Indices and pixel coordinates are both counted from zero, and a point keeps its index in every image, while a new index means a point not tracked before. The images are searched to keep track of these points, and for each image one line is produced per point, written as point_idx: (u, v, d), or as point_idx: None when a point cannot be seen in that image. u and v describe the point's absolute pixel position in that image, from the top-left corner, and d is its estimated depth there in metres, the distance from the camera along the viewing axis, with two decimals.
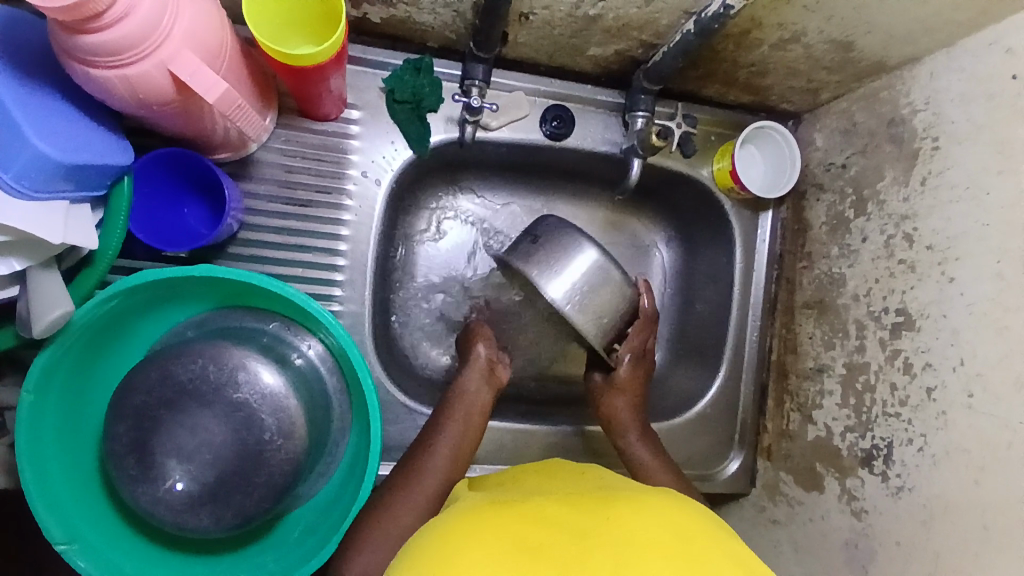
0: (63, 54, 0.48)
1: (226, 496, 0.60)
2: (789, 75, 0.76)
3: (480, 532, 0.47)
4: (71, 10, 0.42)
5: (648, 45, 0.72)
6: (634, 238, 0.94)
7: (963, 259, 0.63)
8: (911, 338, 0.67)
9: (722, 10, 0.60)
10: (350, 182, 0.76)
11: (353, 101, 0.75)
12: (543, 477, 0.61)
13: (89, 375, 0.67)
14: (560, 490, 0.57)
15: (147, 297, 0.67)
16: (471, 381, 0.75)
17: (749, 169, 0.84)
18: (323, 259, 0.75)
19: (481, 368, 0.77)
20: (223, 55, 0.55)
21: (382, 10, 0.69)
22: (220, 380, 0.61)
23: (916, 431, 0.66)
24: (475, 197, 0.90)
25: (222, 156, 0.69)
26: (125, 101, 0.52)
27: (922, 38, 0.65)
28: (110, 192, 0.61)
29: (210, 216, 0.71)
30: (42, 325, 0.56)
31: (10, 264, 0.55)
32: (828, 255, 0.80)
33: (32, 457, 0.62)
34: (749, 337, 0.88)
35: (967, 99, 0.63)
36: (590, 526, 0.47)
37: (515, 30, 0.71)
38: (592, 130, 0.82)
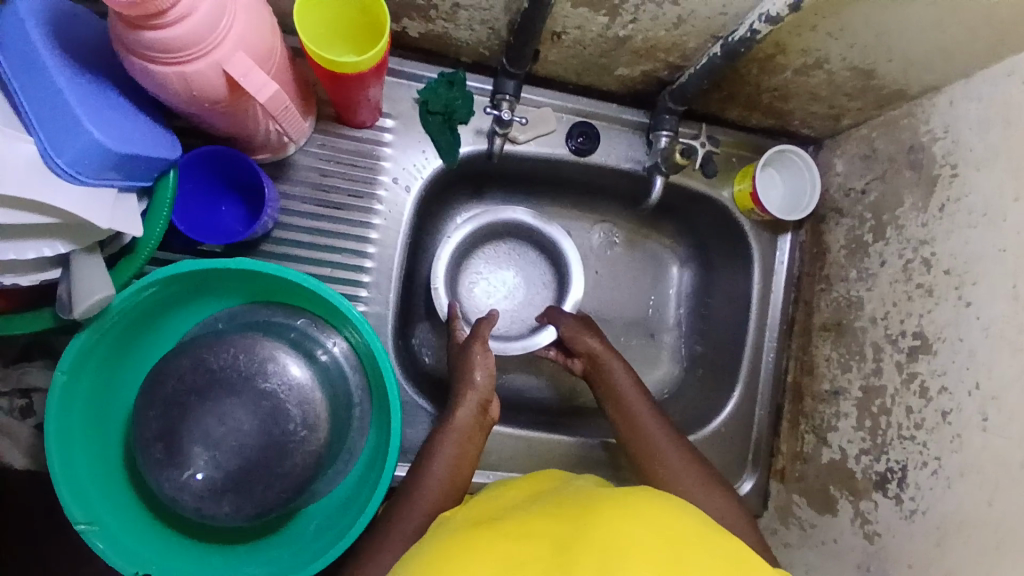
0: (124, 49, 0.51)
1: (249, 485, 0.61)
2: (811, 100, 0.78)
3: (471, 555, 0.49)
4: (137, 7, 0.45)
5: (674, 66, 0.75)
6: (654, 256, 0.96)
7: (979, 283, 0.63)
8: (927, 361, 0.68)
9: (748, 34, 0.62)
10: (381, 188, 0.78)
11: (387, 111, 0.78)
12: (535, 490, 0.63)
13: (120, 361, 0.69)
14: (549, 500, 0.58)
15: (182, 288, 0.69)
16: (465, 420, 0.74)
17: (770, 192, 0.86)
18: (351, 261, 0.77)
19: (476, 407, 0.75)
20: (273, 59, 0.58)
21: (420, 25, 0.72)
22: (250, 369, 0.63)
23: (931, 453, 0.66)
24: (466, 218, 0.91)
25: (261, 157, 0.72)
26: (179, 98, 0.55)
27: (942, 67, 0.67)
28: (155, 186, 0.64)
29: (246, 215, 0.74)
30: (83, 308, 0.59)
31: (54, 246, 0.57)
32: (846, 278, 0.81)
33: (61, 440, 0.64)
34: (765, 357, 0.88)
35: (986, 127, 0.65)
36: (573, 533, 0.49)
37: (547, 48, 0.74)
38: (616, 148, 0.84)
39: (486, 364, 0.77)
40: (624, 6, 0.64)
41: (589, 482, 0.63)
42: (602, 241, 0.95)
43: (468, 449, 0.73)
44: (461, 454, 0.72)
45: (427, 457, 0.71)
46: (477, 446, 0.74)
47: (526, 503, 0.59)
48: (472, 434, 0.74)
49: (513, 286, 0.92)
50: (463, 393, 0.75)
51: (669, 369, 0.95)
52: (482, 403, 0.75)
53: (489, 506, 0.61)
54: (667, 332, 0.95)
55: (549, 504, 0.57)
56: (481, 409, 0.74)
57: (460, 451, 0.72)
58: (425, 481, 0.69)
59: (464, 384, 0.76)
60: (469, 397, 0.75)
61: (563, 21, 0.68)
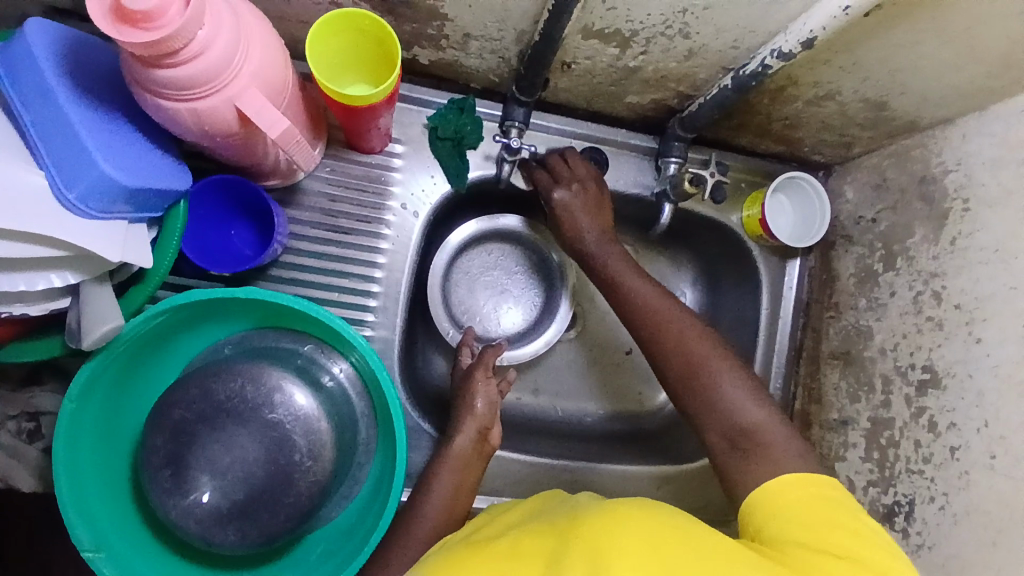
0: (138, 86, 0.51)
1: (254, 513, 0.61)
2: (822, 129, 0.78)
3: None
4: (150, 47, 0.45)
5: (684, 95, 0.75)
6: (662, 278, 0.95)
7: (991, 320, 0.63)
8: (936, 396, 0.67)
9: (759, 69, 0.62)
10: (390, 212, 0.78)
11: (397, 136, 0.79)
12: (534, 505, 0.64)
13: (128, 387, 0.70)
14: (547, 516, 0.59)
15: (191, 315, 0.70)
16: (464, 448, 0.74)
17: (779, 219, 0.86)
18: (359, 285, 0.77)
19: (475, 434, 0.75)
20: (285, 92, 0.58)
21: (431, 53, 0.73)
22: (256, 400, 0.63)
23: (938, 489, 0.65)
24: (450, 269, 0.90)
25: (271, 183, 0.72)
26: (191, 131, 0.55)
27: (956, 102, 0.66)
28: (165, 215, 0.64)
29: (255, 239, 0.74)
30: (91, 339, 0.59)
31: (64, 277, 0.58)
32: (855, 307, 0.80)
33: (70, 466, 0.64)
34: (773, 383, 0.88)
35: (999, 163, 0.64)
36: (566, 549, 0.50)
37: (557, 77, 0.74)
38: (626, 173, 0.84)
39: (488, 391, 0.77)
40: (635, 39, 0.64)
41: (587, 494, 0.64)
42: None
43: (467, 477, 0.73)
44: (461, 479, 0.72)
45: (426, 487, 0.72)
46: (477, 476, 0.73)
47: (527, 522, 0.60)
48: (470, 462, 0.73)
49: (499, 288, 0.93)
50: (462, 423, 0.75)
51: None
52: (481, 430, 0.75)
53: (490, 526, 0.62)
54: None
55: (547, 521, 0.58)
56: (480, 438, 0.74)
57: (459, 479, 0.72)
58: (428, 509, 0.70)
59: (464, 412, 0.76)
60: (468, 424, 0.75)
61: (574, 52, 0.68)
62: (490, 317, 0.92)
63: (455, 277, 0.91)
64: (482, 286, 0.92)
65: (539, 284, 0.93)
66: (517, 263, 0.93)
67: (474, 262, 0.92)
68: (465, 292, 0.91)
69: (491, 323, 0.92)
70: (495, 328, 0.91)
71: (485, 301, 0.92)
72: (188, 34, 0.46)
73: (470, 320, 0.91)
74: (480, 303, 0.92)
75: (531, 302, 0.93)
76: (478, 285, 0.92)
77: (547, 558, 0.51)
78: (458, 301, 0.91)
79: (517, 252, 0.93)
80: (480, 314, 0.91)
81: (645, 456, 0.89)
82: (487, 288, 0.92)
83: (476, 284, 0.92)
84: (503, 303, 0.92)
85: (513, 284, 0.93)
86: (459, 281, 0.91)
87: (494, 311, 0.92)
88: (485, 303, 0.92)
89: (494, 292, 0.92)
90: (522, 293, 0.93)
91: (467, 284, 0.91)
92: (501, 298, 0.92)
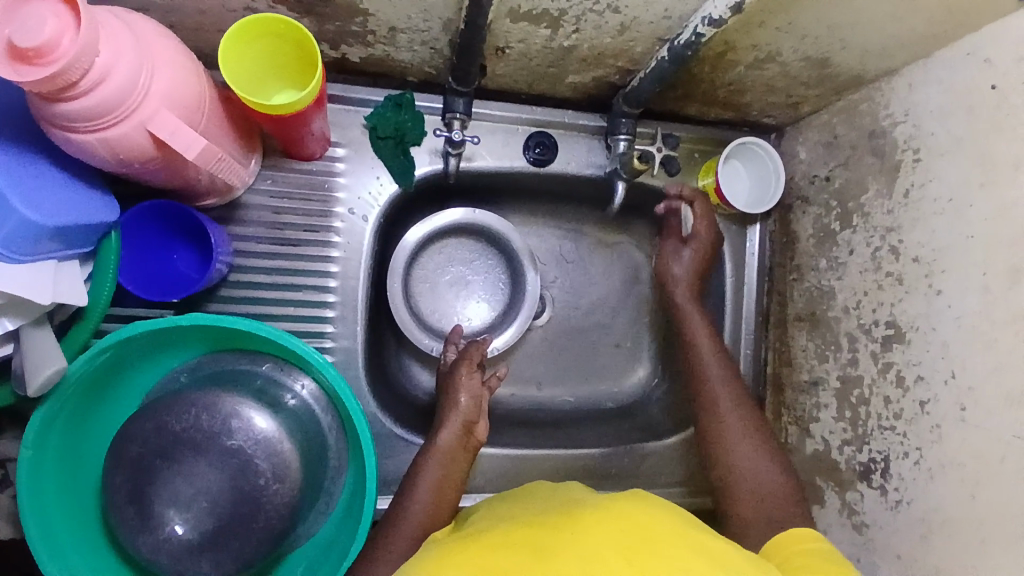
0: (43, 122, 0.49)
1: (226, 542, 0.60)
2: (768, 92, 0.76)
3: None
4: (47, 82, 0.43)
5: (625, 71, 0.73)
6: (625, 256, 0.95)
7: (949, 271, 0.63)
8: (901, 350, 0.67)
9: (693, 38, 0.60)
10: (337, 219, 0.76)
11: (337, 139, 0.76)
12: (522, 496, 0.65)
13: (88, 424, 0.68)
14: (535, 506, 0.60)
15: (141, 346, 0.68)
16: (448, 443, 0.72)
17: (734, 185, 0.85)
18: (314, 297, 0.75)
19: (459, 429, 0.73)
20: (202, 110, 0.56)
21: (360, 50, 0.70)
22: (213, 428, 0.61)
23: (911, 444, 0.66)
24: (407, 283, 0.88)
25: (209, 202, 0.69)
26: (108, 161, 0.53)
27: (897, 52, 0.65)
28: (98, 247, 0.62)
29: (199, 260, 0.72)
30: (38, 381, 0.57)
31: (2, 324, 0.55)
32: (816, 267, 0.80)
33: (37, 514, 0.63)
34: (744, 350, 0.88)
35: (946, 110, 0.63)
36: (554, 540, 0.51)
37: (493, 63, 0.71)
38: (576, 154, 0.82)
39: (471, 385, 0.76)
40: (565, 17, 0.62)
41: (575, 486, 0.65)
42: (572, 246, 0.94)
43: (453, 471, 0.71)
44: (447, 474, 0.70)
45: (409, 485, 0.70)
46: (463, 468, 0.72)
47: (513, 511, 0.61)
48: (455, 456, 0.72)
49: (461, 283, 0.91)
50: (446, 419, 0.74)
51: (649, 369, 0.95)
52: (465, 426, 0.74)
53: (476, 516, 0.63)
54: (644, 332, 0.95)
55: (536, 511, 0.59)
56: (465, 432, 0.73)
57: (446, 473, 0.70)
58: (415, 508, 0.67)
59: (448, 408, 0.75)
60: (452, 420, 0.74)
61: (505, 36, 0.65)
62: (463, 311, 0.91)
63: (414, 287, 0.89)
64: (446, 287, 0.91)
65: (496, 261, 0.92)
66: (468, 251, 0.91)
67: (427, 264, 0.90)
68: (429, 296, 0.90)
69: (467, 317, 0.91)
70: (474, 321, 0.91)
71: (455, 298, 0.91)
72: (84, 63, 0.44)
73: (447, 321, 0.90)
74: (450, 303, 0.91)
75: (496, 283, 0.92)
76: (440, 284, 0.91)
77: (534, 546, 0.52)
78: (429, 309, 0.90)
79: (465, 239, 0.91)
80: (454, 314, 0.90)
81: (626, 436, 0.88)
82: (450, 285, 0.91)
83: (440, 286, 0.91)
84: (472, 295, 0.91)
85: (474, 273, 0.92)
86: (421, 287, 0.90)
87: (465, 303, 0.91)
88: (453, 301, 0.91)
89: (458, 286, 0.91)
90: (485, 277, 0.92)
91: (429, 289, 0.90)
92: (468, 290, 0.91)
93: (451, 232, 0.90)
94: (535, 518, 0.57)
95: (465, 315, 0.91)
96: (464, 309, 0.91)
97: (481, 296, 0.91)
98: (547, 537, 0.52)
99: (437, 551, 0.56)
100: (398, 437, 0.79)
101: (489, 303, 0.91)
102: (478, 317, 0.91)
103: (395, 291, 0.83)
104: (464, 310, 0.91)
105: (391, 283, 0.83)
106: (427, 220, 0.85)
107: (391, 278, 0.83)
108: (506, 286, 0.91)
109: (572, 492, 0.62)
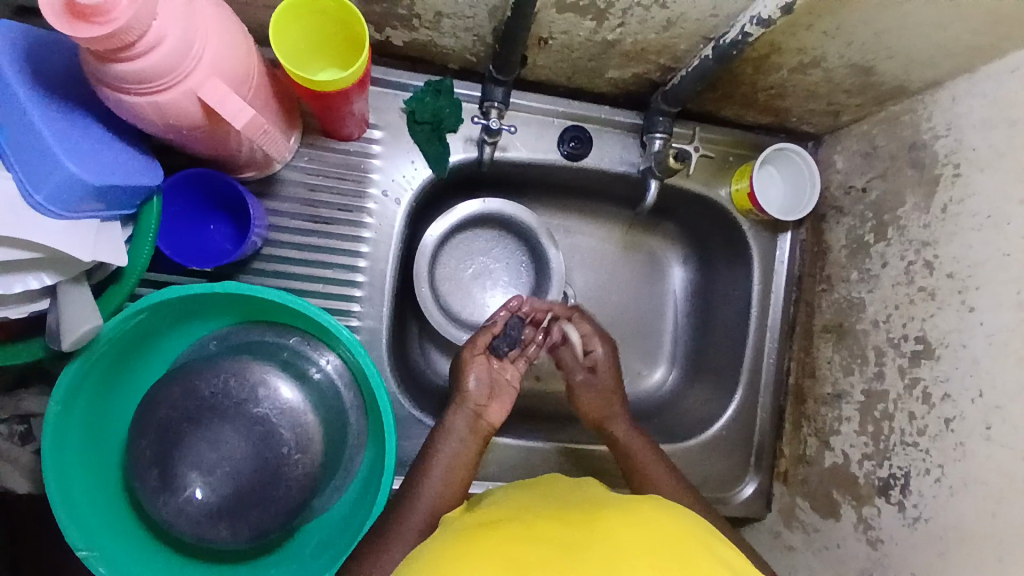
0: (97, 82, 0.50)
1: (244, 509, 0.61)
2: (808, 98, 0.76)
3: (477, 556, 0.52)
4: (104, 42, 0.44)
5: (665, 68, 0.73)
6: (652, 256, 0.95)
7: (984, 287, 0.62)
8: (930, 366, 0.66)
9: (739, 37, 0.60)
10: (370, 200, 0.77)
11: (375, 122, 0.77)
12: (541, 489, 0.66)
13: (114, 385, 0.69)
14: (555, 502, 0.61)
15: (172, 312, 0.69)
16: (459, 426, 0.73)
17: (768, 191, 0.84)
18: (343, 276, 0.76)
19: (468, 413, 0.74)
20: (249, 81, 0.57)
21: (404, 34, 0.71)
22: (240, 395, 0.63)
23: (934, 461, 0.65)
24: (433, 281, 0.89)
25: (248, 175, 0.70)
26: (155, 126, 0.54)
27: (945, 64, 0.64)
28: (138, 212, 0.63)
29: (234, 233, 0.73)
30: (71, 338, 0.58)
31: (40, 278, 0.57)
32: (847, 279, 0.79)
33: (59, 470, 0.64)
34: (767, 359, 0.87)
35: (990, 125, 0.62)
36: (577, 540, 0.52)
37: (534, 54, 0.72)
38: (610, 151, 0.82)
39: (479, 368, 0.76)
40: (611, 11, 0.62)
41: (595, 484, 0.66)
42: (600, 243, 0.94)
43: (464, 452, 0.71)
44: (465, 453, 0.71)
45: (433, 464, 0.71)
46: (475, 451, 0.72)
47: (533, 504, 0.61)
48: (467, 439, 0.72)
49: (486, 275, 0.92)
50: (455, 405, 0.74)
51: (667, 371, 0.95)
52: (475, 411, 0.74)
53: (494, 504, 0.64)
54: (665, 334, 0.95)
55: (557, 507, 0.60)
56: (473, 415, 0.73)
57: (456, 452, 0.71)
58: (434, 488, 0.68)
59: (458, 393, 0.75)
60: (461, 404, 0.74)
61: (549, 27, 0.66)
62: (491, 301, 0.91)
63: (442, 285, 0.90)
64: (471, 283, 0.91)
65: (513, 244, 0.92)
66: (486, 241, 0.92)
67: (450, 257, 0.90)
68: (458, 289, 0.90)
69: (497, 307, 0.91)
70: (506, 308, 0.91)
71: (484, 288, 0.91)
72: (141, 26, 0.45)
73: (479, 312, 0.91)
74: (479, 294, 0.91)
75: (519, 266, 0.92)
76: (464, 277, 0.91)
77: (557, 540, 0.52)
78: (460, 303, 0.90)
79: (482, 229, 0.91)
80: (484, 307, 0.91)
81: (642, 437, 0.88)
82: (474, 276, 0.91)
83: (465, 280, 0.91)
84: (499, 285, 0.92)
85: (496, 260, 0.92)
86: (448, 282, 0.90)
87: (493, 291, 0.92)
88: (481, 292, 0.91)
89: (484, 276, 0.92)
90: (507, 262, 0.92)
91: (456, 284, 0.90)
92: (493, 280, 0.92)
93: (467, 225, 0.90)
94: (558, 513, 0.58)
95: (496, 305, 0.91)
96: (492, 298, 0.91)
97: (506, 283, 0.92)
98: (570, 534, 0.53)
99: (455, 535, 0.57)
100: (414, 419, 0.80)
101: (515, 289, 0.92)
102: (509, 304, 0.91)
103: (425, 295, 0.83)
104: (492, 300, 0.91)
105: (419, 289, 0.83)
106: (442, 218, 0.86)
107: (418, 284, 0.84)
108: (530, 268, 0.92)
109: (592, 492, 0.63)
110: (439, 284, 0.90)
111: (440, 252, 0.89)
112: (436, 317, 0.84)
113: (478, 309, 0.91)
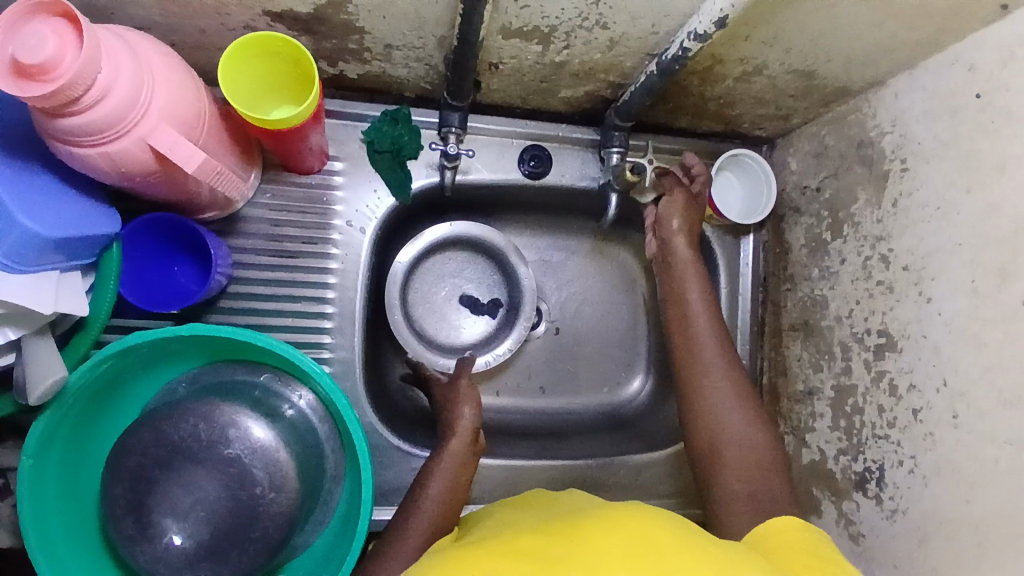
0: (47, 137, 0.50)
1: (224, 552, 0.60)
2: (757, 104, 0.78)
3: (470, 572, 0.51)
4: (49, 98, 0.45)
5: (616, 85, 0.75)
6: (622, 266, 0.96)
7: (938, 278, 0.63)
8: (894, 358, 0.68)
9: (680, 53, 0.62)
10: (335, 231, 0.77)
11: (335, 154, 0.78)
12: (527, 507, 0.65)
13: (88, 433, 0.69)
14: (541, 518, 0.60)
15: (143, 355, 0.69)
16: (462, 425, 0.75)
17: (727, 196, 0.86)
18: (312, 308, 0.77)
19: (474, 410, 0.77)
20: (201, 125, 0.58)
21: (357, 67, 0.72)
22: (211, 437, 0.62)
23: (905, 452, 0.66)
24: (406, 304, 0.89)
25: (209, 215, 0.71)
26: (109, 175, 0.54)
27: (883, 63, 0.67)
28: (99, 260, 0.64)
29: (199, 273, 0.74)
30: (39, 392, 0.58)
31: (4, 333, 0.56)
32: (809, 277, 0.81)
33: (36, 522, 0.63)
34: (739, 360, 0.88)
35: (932, 119, 0.64)
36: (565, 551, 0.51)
37: (487, 78, 0.73)
38: (570, 167, 0.84)
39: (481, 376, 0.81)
40: (556, 34, 0.63)
41: (577, 497, 0.65)
42: (569, 257, 0.95)
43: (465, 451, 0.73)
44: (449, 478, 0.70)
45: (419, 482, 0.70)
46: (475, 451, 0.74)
47: (520, 523, 0.60)
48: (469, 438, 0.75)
49: (460, 296, 0.92)
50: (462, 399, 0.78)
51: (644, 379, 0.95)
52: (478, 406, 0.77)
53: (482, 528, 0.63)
54: (641, 343, 0.96)
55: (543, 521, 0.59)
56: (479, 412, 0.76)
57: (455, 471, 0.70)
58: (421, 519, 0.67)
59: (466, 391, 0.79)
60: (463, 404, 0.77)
61: (498, 52, 0.67)
62: (466, 321, 0.92)
63: (416, 307, 0.90)
64: (446, 305, 0.92)
65: (485, 265, 0.93)
66: (458, 263, 0.92)
67: (424, 279, 0.91)
68: (433, 310, 0.91)
69: (470, 327, 0.92)
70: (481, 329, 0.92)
71: (459, 309, 0.92)
72: (86, 79, 0.46)
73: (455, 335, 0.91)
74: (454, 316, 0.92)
75: (492, 287, 0.93)
76: (440, 298, 0.92)
77: (547, 552, 0.51)
78: (436, 325, 0.91)
79: (454, 249, 0.92)
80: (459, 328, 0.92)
81: (624, 447, 0.89)
82: (448, 298, 0.92)
83: (438, 302, 0.92)
84: (473, 306, 0.92)
85: (469, 281, 0.93)
86: (423, 305, 0.91)
87: (467, 310, 0.92)
88: (456, 314, 0.92)
89: (457, 297, 0.92)
90: (478, 283, 0.93)
91: (429, 306, 0.91)
92: (467, 301, 0.92)
93: (440, 246, 0.90)
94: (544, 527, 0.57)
95: (471, 326, 0.92)
96: (467, 318, 0.92)
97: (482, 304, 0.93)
98: (557, 546, 0.52)
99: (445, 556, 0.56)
100: (393, 445, 0.79)
101: (491, 308, 0.93)
102: (484, 323, 0.92)
103: (398, 323, 0.84)
104: (467, 321, 0.92)
105: (392, 315, 0.84)
106: (411, 244, 0.86)
107: (390, 312, 0.84)
108: (503, 288, 0.93)
109: (576, 504, 0.62)
110: (414, 307, 0.90)
111: (413, 274, 0.90)
112: (408, 344, 0.85)
113: (451, 330, 0.91)
